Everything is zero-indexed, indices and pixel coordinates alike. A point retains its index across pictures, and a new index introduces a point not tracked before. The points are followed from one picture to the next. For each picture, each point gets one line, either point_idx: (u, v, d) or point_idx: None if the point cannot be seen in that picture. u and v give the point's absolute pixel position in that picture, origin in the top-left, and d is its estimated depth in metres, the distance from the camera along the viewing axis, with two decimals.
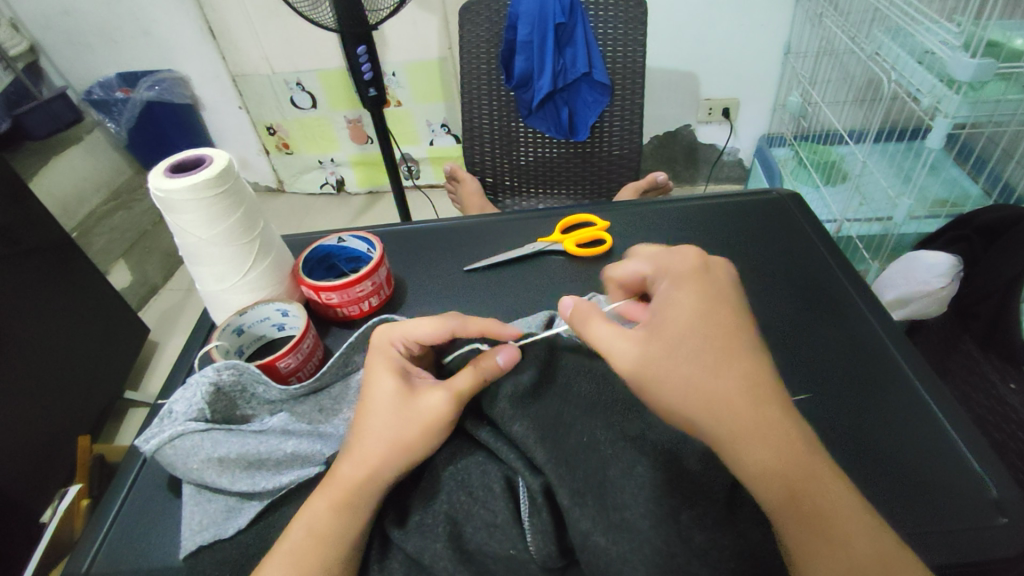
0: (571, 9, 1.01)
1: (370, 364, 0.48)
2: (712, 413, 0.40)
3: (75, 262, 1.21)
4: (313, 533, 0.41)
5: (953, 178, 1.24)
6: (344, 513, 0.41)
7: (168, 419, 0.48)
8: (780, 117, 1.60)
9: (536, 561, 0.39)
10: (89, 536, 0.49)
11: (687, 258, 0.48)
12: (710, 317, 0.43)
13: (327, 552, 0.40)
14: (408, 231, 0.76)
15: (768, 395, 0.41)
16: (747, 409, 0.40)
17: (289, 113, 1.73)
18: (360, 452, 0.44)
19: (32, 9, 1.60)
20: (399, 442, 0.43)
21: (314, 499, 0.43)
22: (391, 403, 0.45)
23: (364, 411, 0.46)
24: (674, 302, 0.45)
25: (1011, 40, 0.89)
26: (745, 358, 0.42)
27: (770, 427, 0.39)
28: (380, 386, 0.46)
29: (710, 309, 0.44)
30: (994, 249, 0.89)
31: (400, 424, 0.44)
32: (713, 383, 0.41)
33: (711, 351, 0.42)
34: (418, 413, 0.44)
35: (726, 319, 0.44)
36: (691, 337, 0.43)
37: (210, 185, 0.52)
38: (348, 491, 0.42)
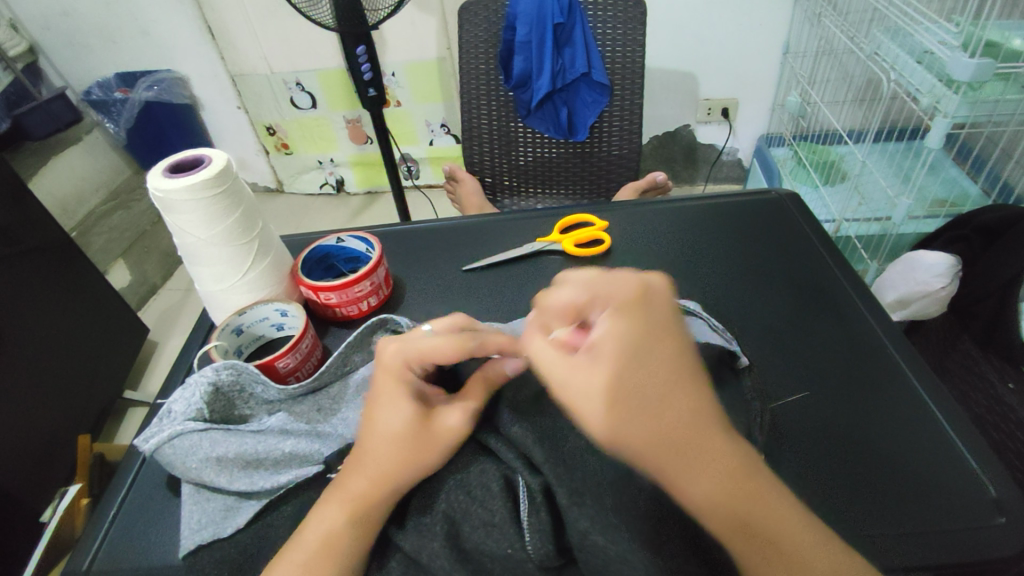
0: (570, 9, 1.01)
1: (381, 386, 0.46)
2: (663, 449, 0.37)
3: (75, 262, 1.21)
4: (326, 541, 0.41)
5: (952, 178, 1.24)
6: (356, 520, 0.41)
7: (167, 419, 0.48)
8: (779, 117, 1.60)
9: (534, 561, 0.38)
10: (88, 535, 0.49)
11: (626, 285, 0.42)
12: (654, 342, 0.39)
13: (338, 559, 0.40)
14: (407, 232, 0.76)
15: (711, 423, 0.39)
16: (694, 448, 0.38)
17: (289, 113, 1.73)
18: (372, 465, 0.43)
19: (32, 9, 1.60)
20: (416, 465, 0.42)
21: (327, 508, 0.43)
22: (407, 424, 0.44)
23: (374, 431, 0.44)
24: (617, 329, 0.39)
25: (1009, 40, 0.89)
26: (691, 398, 0.39)
27: (716, 456, 0.38)
28: (394, 405, 0.45)
29: (653, 349, 0.39)
30: (993, 249, 0.89)
31: (418, 442, 0.43)
32: (662, 415, 0.37)
33: (658, 381, 0.38)
34: (437, 431, 0.43)
35: (668, 344, 0.39)
36: (639, 368, 0.38)
37: (208, 185, 0.52)
38: (360, 499, 0.42)
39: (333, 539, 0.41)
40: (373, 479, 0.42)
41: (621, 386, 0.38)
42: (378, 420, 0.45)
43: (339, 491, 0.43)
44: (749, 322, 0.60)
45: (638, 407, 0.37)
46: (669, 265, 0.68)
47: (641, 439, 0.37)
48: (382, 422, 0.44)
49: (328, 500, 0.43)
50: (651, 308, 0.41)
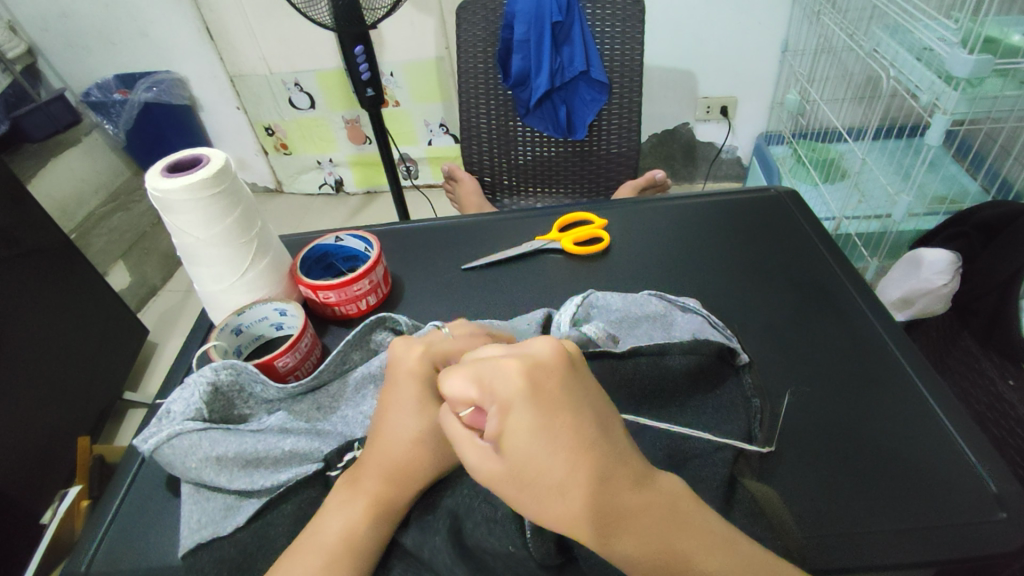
0: (568, 8, 1.01)
1: (408, 389, 0.43)
2: (591, 528, 0.31)
3: (75, 264, 1.21)
4: (349, 542, 0.40)
5: (951, 175, 1.24)
6: (380, 518, 0.41)
7: (165, 419, 0.48)
8: (778, 115, 1.60)
9: (535, 559, 0.38)
10: (88, 535, 0.49)
11: (516, 366, 0.32)
12: (553, 427, 0.31)
13: (360, 558, 0.40)
14: (405, 231, 0.76)
15: (638, 482, 0.33)
16: (628, 507, 0.32)
17: (288, 114, 1.73)
18: (397, 467, 0.42)
19: (30, 11, 1.60)
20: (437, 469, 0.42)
21: (347, 503, 0.41)
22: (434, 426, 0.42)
23: (394, 433, 0.42)
24: (509, 423, 0.31)
25: (1007, 36, 0.88)
26: (615, 459, 0.32)
27: (644, 509, 0.32)
28: (417, 406, 0.42)
29: (554, 430, 0.31)
30: (993, 246, 0.89)
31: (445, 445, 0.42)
32: (576, 500, 0.31)
33: (567, 467, 0.31)
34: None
35: (569, 427, 0.31)
36: (542, 462, 0.30)
37: (206, 185, 0.52)
38: (385, 499, 0.41)
39: (353, 538, 0.40)
40: (398, 481, 0.42)
41: (527, 484, 0.31)
42: (399, 421, 0.42)
43: (357, 491, 0.42)
44: (748, 319, 0.60)
45: (547, 499, 0.31)
46: (669, 262, 0.68)
47: (563, 524, 0.31)
48: (404, 424, 0.42)
49: (347, 499, 0.41)
50: (545, 388, 0.32)
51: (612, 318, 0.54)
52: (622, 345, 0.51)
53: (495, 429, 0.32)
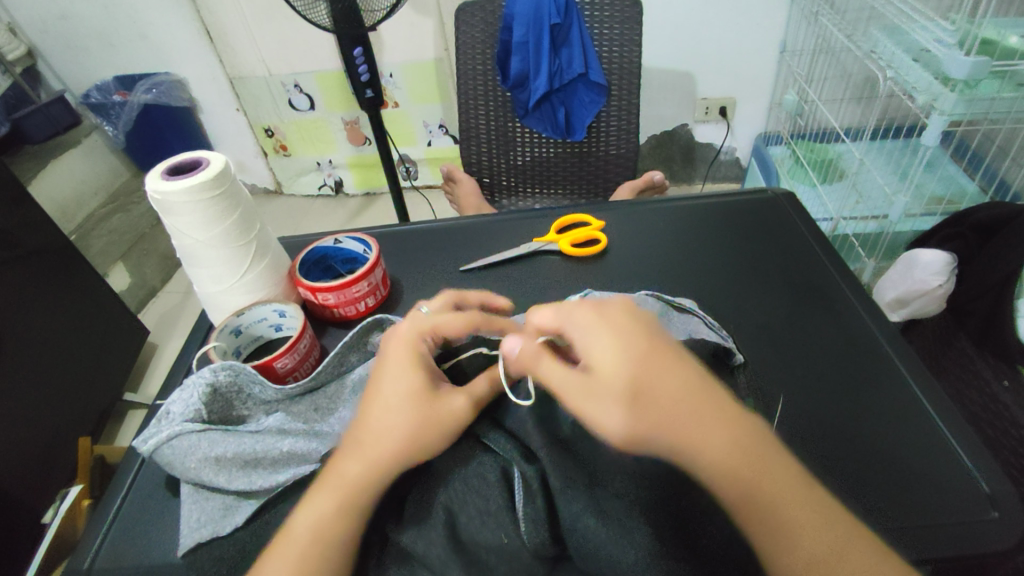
0: (566, 9, 1.01)
1: (387, 359, 0.47)
2: (666, 429, 0.39)
3: (75, 265, 1.21)
4: (317, 532, 0.40)
5: (950, 175, 1.24)
6: (348, 509, 0.41)
7: (165, 420, 0.48)
8: (776, 116, 1.60)
9: (528, 550, 0.39)
10: (89, 534, 0.50)
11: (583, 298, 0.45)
12: (633, 347, 0.41)
13: (329, 550, 0.40)
14: (403, 232, 0.76)
15: (713, 401, 0.40)
16: (706, 421, 0.39)
17: (287, 115, 1.74)
18: (370, 449, 0.43)
19: (29, 13, 1.60)
20: (413, 445, 0.42)
21: (318, 493, 0.42)
22: (411, 398, 0.44)
23: (380, 404, 0.44)
24: (592, 342, 0.41)
25: (1005, 38, 0.88)
26: (683, 378, 0.40)
27: (714, 420, 0.39)
28: (400, 377, 0.45)
29: (628, 345, 0.41)
30: (991, 244, 0.88)
31: (422, 420, 0.43)
32: (655, 408, 0.39)
33: (645, 379, 0.40)
34: (440, 410, 0.43)
35: (639, 346, 0.41)
36: (625, 374, 0.40)
37: (205, 187, 0.53)
38: (353, 488, 0.41)
39: (326, 529, 0.40)
40: (373, 466, 0.42)
41: (613, 393, 0.40)
42: (384, 391, 0.45)
43: (330, 480, 0.42)
44: (744, 321, 0.61)
45: (628, 407, 0.39)
46: (665, 263, 0.68)
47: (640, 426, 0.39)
48: (387, 397, 0.45)
49: (321, 488, 0.42)
50: (623, 320, 0.42)
51: None
52: None
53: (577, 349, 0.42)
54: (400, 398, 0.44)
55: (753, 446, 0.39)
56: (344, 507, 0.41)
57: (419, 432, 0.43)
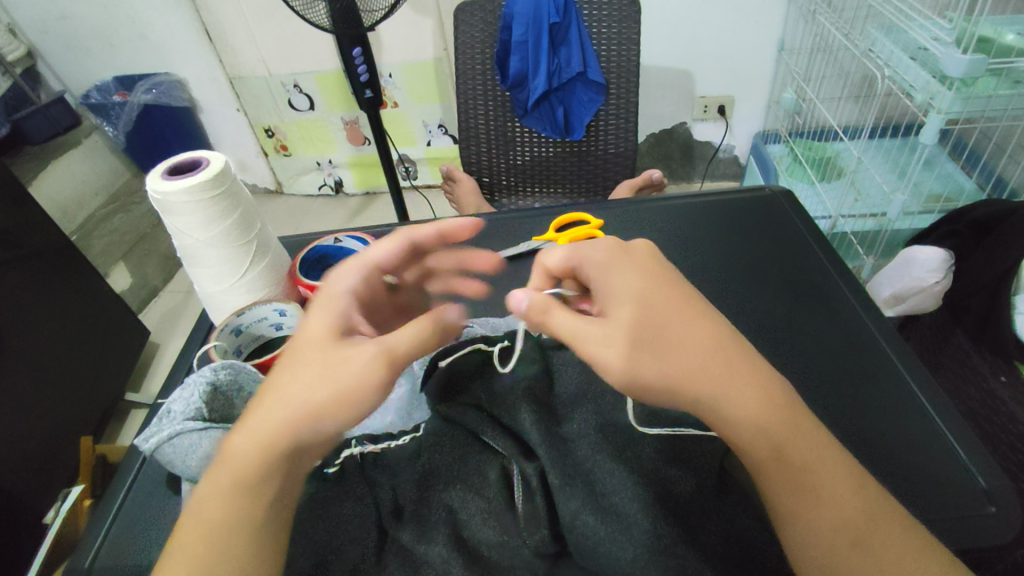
0: (565, 9, 1.02)
1: (310, 315, 0.44)
2: (696, 372, 0.38)
3: (76, 266, 1.22)
4: (210, 515, 0.38)
5: (947, 173, 1.25)
6: (241, 490, 0.38)
7: (166, 419, 0.48)
8: (775, 114, 1.61)
9: (529, 548, 0.39)
10: (91, 531, 0.50)
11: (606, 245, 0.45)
12: (660, 292, 0.41)
13: (222, 535, 0.37)
14: (404, 231, 0.76)
15: (738, 350, 0.40)
16: (730, 368, 0.39)
17: (287, 115, 1.74)
18: (265, 420, 0.39)
19: (29, 14, 1.61)
20: (313, 414, 0.38)
21: (213, 473, 0.39)
22: (321, 354, 0.40)
23: (289, 358, 0.41)
24: (620, 283, 0.42)
25: (1001, 36, 0.88)
26: (707, 325, 0.40)
27: (739, 367, 0.39)
28: (314, 327, 0.42)
29: (652, 287, 0.42)
30: (988, 241, 0.88)
31: (326, 380, 0.39)
32: (685, 353, 0.39)
33: (673, 323, 0.40)
34: (344, 365, 0.40)
35: (663, 290, 0.42)
36: (653, 316, 0.40)
37: (205, 187, 0.53)
38: (245, 466, 0.38)
39: (222, 510, 0.38)
40: (268, 438, 0.38)
41: (642, 333, 0.39)
42: (295, 345, 0.42)
43: (227, 452, 0.39)
44: (744, 318, 0.61)
45: (656, 349, 0.39)
46: None
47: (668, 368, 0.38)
48: (296, 352, 0.41)
49: (217, 467, 0.39)
50: (652, 269, 0.43)
51: None
52: None
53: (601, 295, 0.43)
54: (309, 353, 0.41)
55: (778, 400, 0.39)
56: (244, 477, 0.38)
57: (324, 390, 0.39)
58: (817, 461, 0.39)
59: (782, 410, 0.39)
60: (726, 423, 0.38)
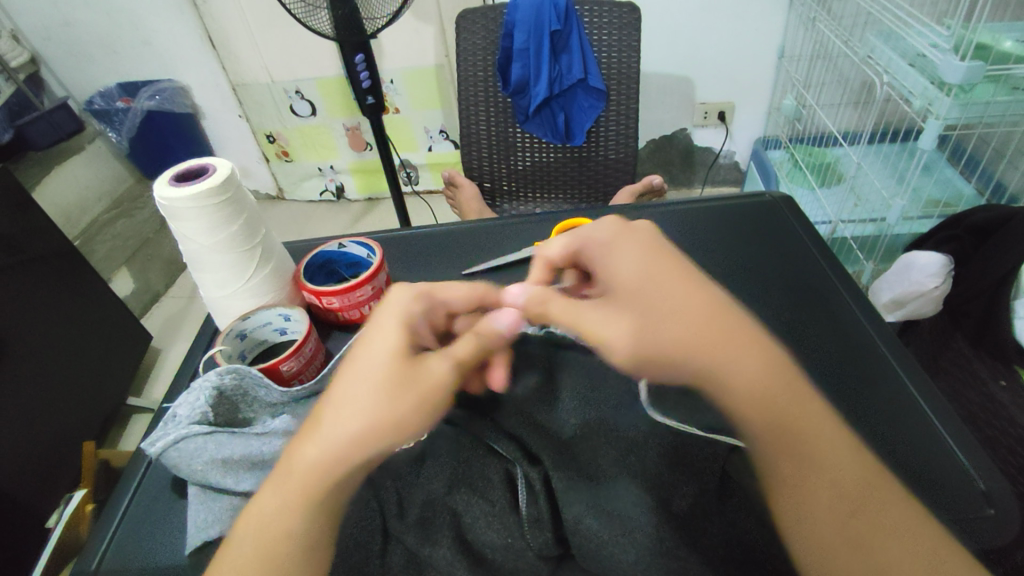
0: (565, 16, 1.03)
1: (377, 318, 0.42)
2: (693, 341, 0.39)
3: (80, 271, 1.22)
4: (268, 530, 0.37)
5: (947, 179, 1.25)
6: (305, 507, 0.37)
7: (171, 423, 0.49)
8: (775, 120, 1.62)
9: (533, 550, 0.40)
10: (97, 533, 0.50)
11: (606, 225, 0.47)
12: (655, 267, 0.43)
13: (286, 551, 0.37)
14: (406, 236, 0.77)
15: (733, 316, 0.41)
16: (723, 335, 0.39)
17: (289, 121, 1.75)
18: (335, 435, 0.37)
19: (33, 21, 1.62)
20: (392, 427, 0.38)
21: (271, 485, 0.38)
22: (396, 368, 0.39)
23: (353, 366, 0.39)
24: (617, 264, 0.44)
25: (999, 43, 0.90)
26: (701, 294, 0.41)
27: (736, 334, 0.40)
28: (381, 340, 0.40)
29: (651, 259, 0.43)
30: (987, 246, 0.89)
31: (406, 395, 0.38)
32: (677, 322, 0.40)
33: (667, 294, 0.41)
34: (423, 382, 0.39)
35: (660, 261, 0.43)
36: (646, 289, 0.41)
37: (212, 193, 0.54)
38: (313, 481, 0.37)
39: (284, 524, 0.37)
40: (342, 452, 0.37)
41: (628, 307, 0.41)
42: (361, 355, 0.40)
43: (290, 462, 0.38)
44: None
45: (649, 319, 0.40)
46: None
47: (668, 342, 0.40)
48: (364, 365, 0.39)
49: (281, 480, 0.38)
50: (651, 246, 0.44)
51: None
52: None
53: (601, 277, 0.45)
54: (382, 367, 0.39)
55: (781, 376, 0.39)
56: (321, 484, 0.37)
57: (402, 403, 0.38)
58: (839, 455, 0.38)
59: (783, 379, 0.39)
60: (725, 391, 0.39)
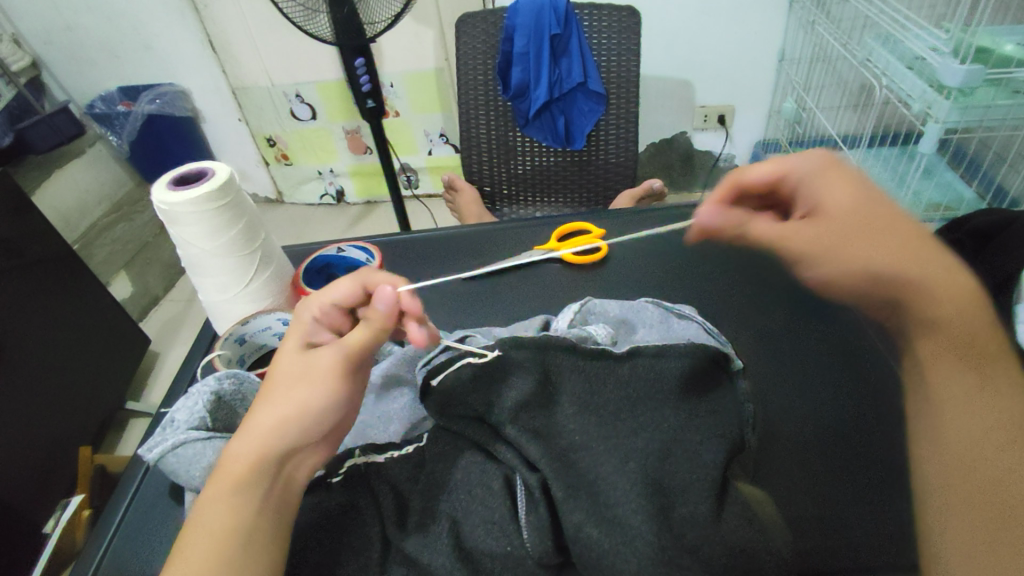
0: (565, 20, 1.03)
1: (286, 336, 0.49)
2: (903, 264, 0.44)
3: (78, 274, 1.22)
4: (212, 531, 0.39)
5: (947, 181, 1.22)
6: (240, 496, 0.40)
7: (170, 428, 0.48)
8: (775, 124, 1.62)
9: (533, 558, 0.39)
10: (94, 541, 0.50)
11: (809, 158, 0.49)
12: (865, 199, 0.46)
13: (228, 544, 0.38)
14: (406, 241, 0.77)
15: (922, 243, 0.45)
16: (919, 261, 0.44)
17: (289, 125, 1.75)
18: (258, 426, 0.42)
19: (34, 25, 1.62)
20: (304, 409, 0.43)
21: (208, 492, 0.40)
22: (297, 367, 0.45)
23: (270, 375, 0.46)
24: (825, 193, 0.47)
25: (999, 46, 0.90)
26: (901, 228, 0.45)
27: (934, 265, 0.44)
28: (287, 349, 0.47)
29: (854, 192, 0.46)
30: (988, 250, 0.89)
31: (306, 382, 0.44)
32: (873, 246, 0.44)
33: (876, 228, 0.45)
34: (318, 368, 0.45)
35: (856, 192, 0.46)
36: (848, 219, 0.45)
37: (211, 198, 0.54)
38: (243, 471, 0.40)
39: (225, 520, 0.39)
40: (265, 438, 0.41)
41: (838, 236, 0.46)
42: (274, 367, 0.46)
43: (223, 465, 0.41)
44: (744, 329, 0.61)
45: (849, 243, 0.44)
46: (665, 272, 0.69)
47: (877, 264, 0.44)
48: (277, 371, 0.45)
49: (215, 482, 0.40)
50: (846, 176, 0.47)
51: (611, 323, 0.55)
52: (621, 346, 0.50)
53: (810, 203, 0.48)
54: (286, 369, 0.45)
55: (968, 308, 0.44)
56: (251, 470, 0.40)
57: (305, 386, 0.44)
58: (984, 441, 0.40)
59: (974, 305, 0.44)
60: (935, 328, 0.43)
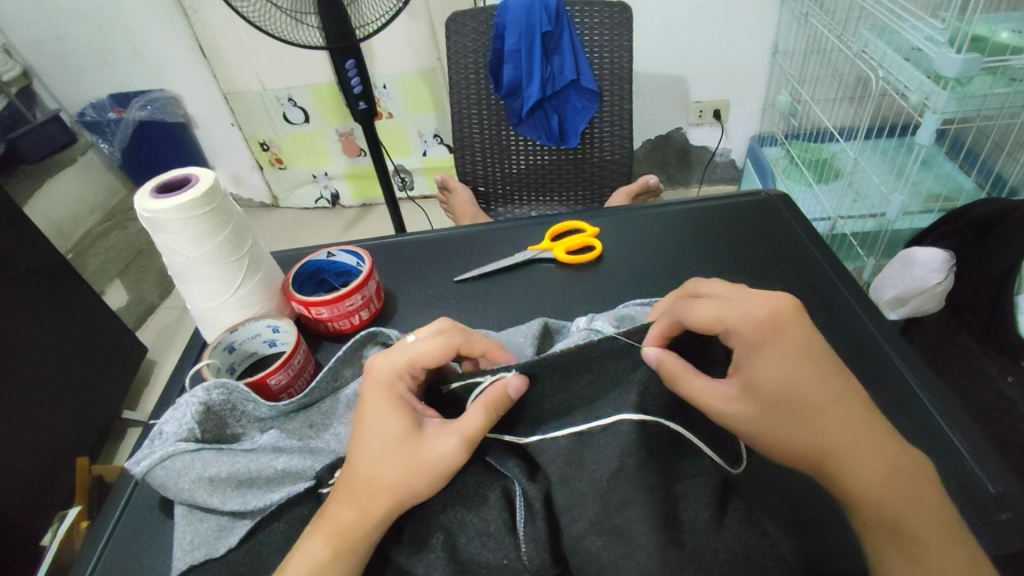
0: (557, 16, 1.01)
1: (370, 397, 0.47)
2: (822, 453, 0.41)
3: (73, 283, 1.21)
4: None
5: (946, 173, 1.26)
6: (341, 555, 0.40)
7: (158, 440, 0.47)
8: (770, 117, 1.61)
9: (530, 571, 0.38)
10: (83, 557, 0.49)
11: (758, 311, 0.45)
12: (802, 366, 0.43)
13: None
14: (398, 244, 0.75)
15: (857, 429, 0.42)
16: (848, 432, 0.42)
17: (281, 129, 1.74)
18: (364, 496, 0.42)
19: (24, 34, 1.61)
20: (405, 488, 0.42)
21: (313, 536, 0.42)
22: (398, 442, 0.44)
23: (371, 443, 0.45)
24: (770, 371, 0.43)
25: (995, 34, 0.88)
26: (838, 404, 0.42)
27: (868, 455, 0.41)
28: (377, 420, 0.45)
29: (801, 365, 0.43)
30: (988, 240, 0.86)
31: (405, 465, 0.42)
32: (809, 420, 0.42)
33: (812, 402, 0.42)
34: (428, 454, 0.42)
35: (811, 366, 0.43)
36: (785, 391, 0.43)
37: (196, 205, 0.52)
38: (345, 537, 0.41)
39: None
40: (369, 512, 0.42)
41: (777, 420, 0.42)
42: (367, 439, 0.45)
43: (328, 523, 0.42)
44: None
45: (785, 421, 0.42)
46: (662, 268, 0.68)
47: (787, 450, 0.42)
48: (377, 442, 0.44)
49: (318, 534, 0.42)
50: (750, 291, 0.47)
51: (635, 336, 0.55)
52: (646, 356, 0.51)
53: (747, 367, 0.44)
54: (385, 445, 0.44)
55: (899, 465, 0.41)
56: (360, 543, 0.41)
57: (409, 472, 0.42)
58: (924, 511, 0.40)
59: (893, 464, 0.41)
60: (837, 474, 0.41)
